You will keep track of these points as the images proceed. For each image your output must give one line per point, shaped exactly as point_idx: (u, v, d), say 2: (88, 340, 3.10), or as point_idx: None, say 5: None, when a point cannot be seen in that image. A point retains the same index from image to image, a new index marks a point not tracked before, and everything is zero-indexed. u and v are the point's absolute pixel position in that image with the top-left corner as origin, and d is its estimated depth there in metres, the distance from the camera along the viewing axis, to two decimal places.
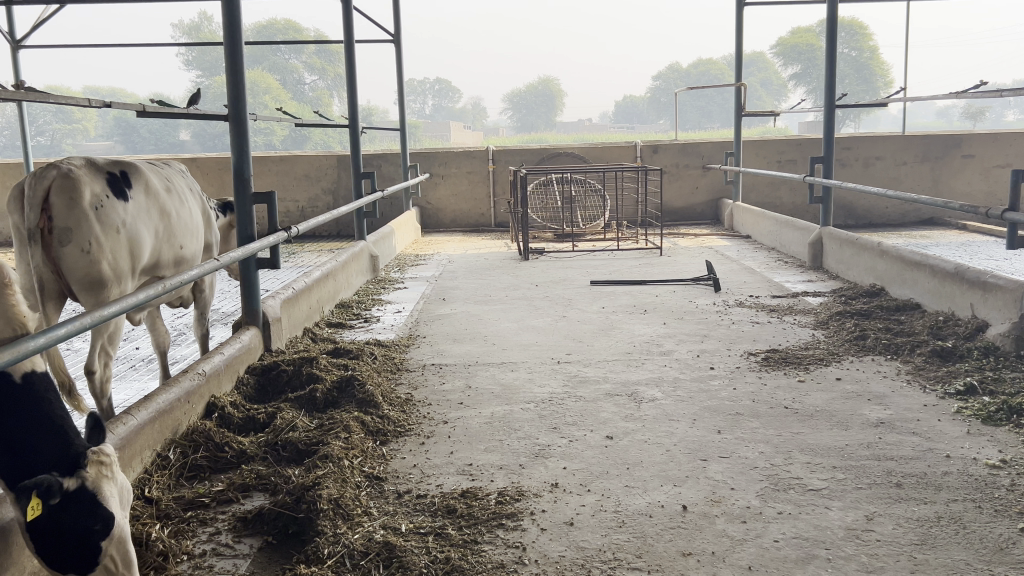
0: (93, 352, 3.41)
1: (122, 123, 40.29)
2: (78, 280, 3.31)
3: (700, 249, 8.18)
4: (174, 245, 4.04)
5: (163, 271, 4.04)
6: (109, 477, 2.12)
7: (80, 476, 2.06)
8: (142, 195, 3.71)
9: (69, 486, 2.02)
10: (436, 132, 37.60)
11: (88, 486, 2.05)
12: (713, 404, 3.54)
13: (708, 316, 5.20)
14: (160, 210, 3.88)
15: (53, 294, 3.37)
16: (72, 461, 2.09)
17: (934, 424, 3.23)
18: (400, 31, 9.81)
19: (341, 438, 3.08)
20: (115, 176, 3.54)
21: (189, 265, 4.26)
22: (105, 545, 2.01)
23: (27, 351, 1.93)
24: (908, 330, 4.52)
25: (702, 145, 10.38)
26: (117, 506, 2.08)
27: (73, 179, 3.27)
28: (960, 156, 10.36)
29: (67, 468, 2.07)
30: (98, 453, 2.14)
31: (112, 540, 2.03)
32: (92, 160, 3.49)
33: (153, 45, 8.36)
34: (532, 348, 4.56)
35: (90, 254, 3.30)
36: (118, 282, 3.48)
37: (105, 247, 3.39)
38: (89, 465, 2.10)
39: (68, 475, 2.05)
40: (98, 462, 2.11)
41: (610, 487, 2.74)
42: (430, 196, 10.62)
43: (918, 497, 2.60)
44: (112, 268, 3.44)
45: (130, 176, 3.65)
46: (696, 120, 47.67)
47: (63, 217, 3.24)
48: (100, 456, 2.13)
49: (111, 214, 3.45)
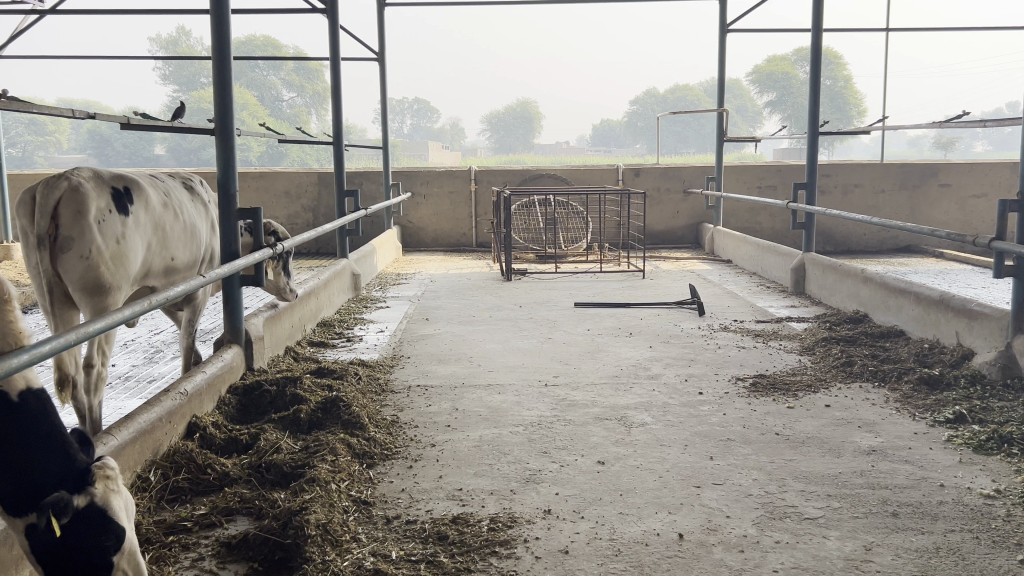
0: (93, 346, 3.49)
1: (97, 136, 39.91)
2: (78, 285, 3.33)
3: (682, 273, 8.20)
4: (164, 257, 3.97)
5: (152, 281, 3.97)
6: (117, 491, 2.04)
7: (89, 492, 1.97)
8: (140, 209, 3.66)
9: (78, 503, 1.95)
10: (414, 152, 37.59)
11: (98, 502, 1.98)
12: (704, 429, 3.51)
13: (693, 340, 5.18)
14: (156, 223, 3.83)
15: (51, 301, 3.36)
16: (79, 476, 2.00)
17: (926, 452, 3.21)
18: (383, 50, 9.79)
19: (328, 461, 3.00)
20: (118, 192, 3.52)
21: (179, 277, 4.18)
22: (117, 559, 1.95)
23: (11, 369, 1.87)
24: (894, 357, 4.53)
25: (683, 169, 10.44)
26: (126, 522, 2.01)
27: (80, 192, 3.30)
28: (936, 185, 10.49)
29: (74, 484, 1.98)
30: (103, 467, 2.05)
31: (124, 553, 1.97)
32: (97, 172, 3.47)
33: (131, 58, 8.25)
34: (519, 370, 4.51)
35: (88, 261, 3.32)
36: (110, 291, 3.45)
37: (102, 256, 3.40)
38: (95, 481, 2.01)
39: (77, 492, 1.97)
40: (104, 478, 2.02)
41: (604, 514, 2.69)
42: (411, 215, 10.57)
43: (915, 527, 2.57)
44: (107, 276, 3.42)
45: (131, 191, 3.62)
46: (672, 145, 48.07)
47: (69, 225, 3.28)
48: (106, 470, 2.04)
49: (110, 226, 3.44)
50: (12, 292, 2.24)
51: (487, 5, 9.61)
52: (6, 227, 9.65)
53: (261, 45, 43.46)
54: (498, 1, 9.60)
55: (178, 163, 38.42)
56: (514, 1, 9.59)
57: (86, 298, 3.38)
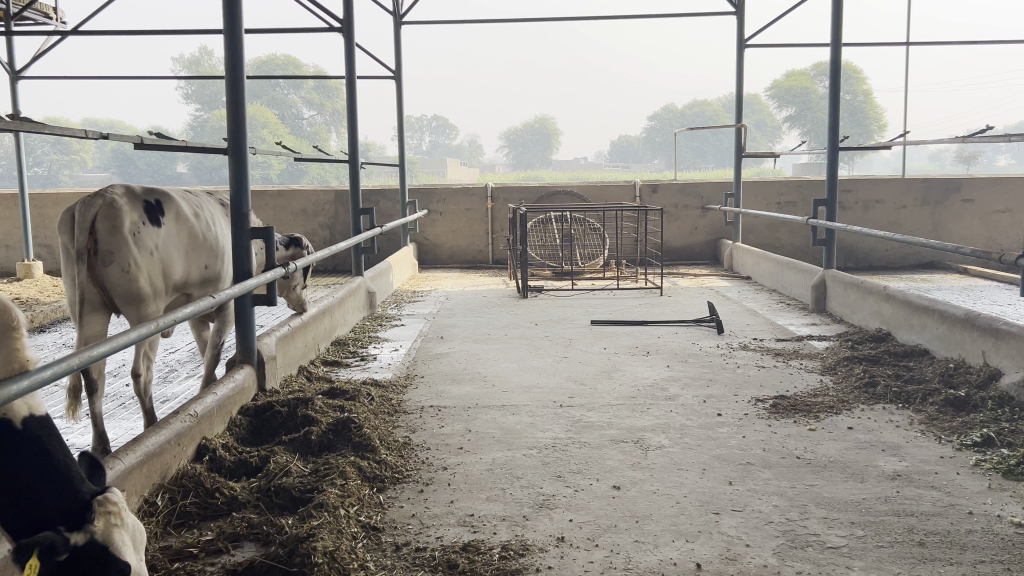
0: (139, 355, 3.92)
1: (119, 154, 40.32)
2: (119, 294, 3.76)
3: (701, 290, 8.11)
4: (199, 266, 4.33)
5: (189, 290, 4.34)
6: (120, 525, 1.96)
7: (88, 530, 1.91)
8: (172, 221, 4.09)
9: (75, 541, 1.88)
10: (433, 169, 37.68)
11: (98, 538, 1.90)
12: (722, 453, 3.42)
13: (712, 359, 5.09)
14: (189, 235, 4.22)
15: (89, 309, 3.77)
16: (80, 511, 1.95)
17: (953, 477, 3.11)
18: (400, 67, 9.79)
19: (337, 485, 2.94)
20: (148, 205, 3.96)
21: (217, 286, 4.50)
22: None
23: (9, 396, 1.82)
24: (919, 377, 4.42)
25: (701, 186, 10.37)
26: (130, 555, 1.94)
27: (114, 208, 3.75)
28: (959, 200, 10.35)
29: (73, 522, 1.92)
30: (104, 502, 1.98)
31: None
32: (129, 189, 3.91)
33: (149, 79, 8.32)
34: (534, 390, 4.43)
35: (128, 273, 3.76)
36: (146, 299, 3.86)
37: (139, 266, 3.83)
38: (95, 517, 1.94)
39: (74, 529, 1.91)
40: (105, 512, 1.96)
41: (620, 543, 2.61)
42: (427, 232, 10.55)
43: (943, 557, 2.48)
44: (143, 285, 3.84)
45: (162, 204, 4.04)
46: (691, 160, 47.93)
47: (106, 239, 3.71)
48: (107, 505, 1.97)
49: (144, 237, 3.88)
50: (20, 318, 2.20)
51: (504, 23, 9.62)
52: (26, 247, 9.70)
53: (282, 64, 43.84)
54: (515, 19, 9.61)
55: (199, 180, 38.62)
56: (531, 18, 9.59)
57: (126, 307, 3.80)
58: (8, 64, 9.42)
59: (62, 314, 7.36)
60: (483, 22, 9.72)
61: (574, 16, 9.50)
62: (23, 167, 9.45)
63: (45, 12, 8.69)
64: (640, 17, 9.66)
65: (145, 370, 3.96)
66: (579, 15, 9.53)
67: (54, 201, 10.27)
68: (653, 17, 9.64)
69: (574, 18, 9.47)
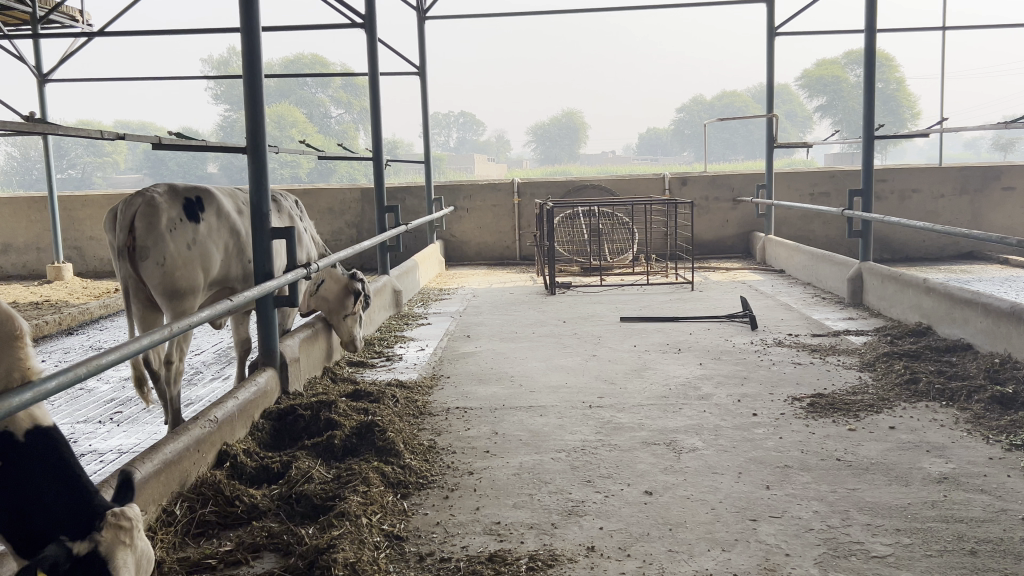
0: (172, 344, 3.93)
1: (151, 155, 40.64)
2: (158, 289, 3.76)
3: (734, 284, 7.94)
4: (242, 262, 4.28)
5: (231, 284, 4.31)
6: (129, 544, 1.90)
7: (93, 539, 1.86)
8: (214, 216, 4.04)
9: (79, 550, 1.83)
10: (461, 164, 37.51)
11: (100, 552, 1.85)
12: (759, 455, 3.29)
13: (746, 356, 4.95)
14: (231, 230, 4.17)
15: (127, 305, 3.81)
16: (90, 522, 1.91)
17: (1004, 480, 2.96)
18: (425, 62, 9.69)
19: (360, 492, 2.85)
20: (190, 202, 3.93)
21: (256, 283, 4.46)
22: None
23: (10, 409, 1.74)
24: (962, 373, 4.25)
25: (732, 177, 10.19)
26: None
27: (153, 205, 3.76)
28: (999, 188, 10.09)
29: (78, 532, 1.88)
30: (118, 515, 1.92)
31: None
32: (172, 186, 3.91)
33: (174, 79, 8.30)
34: (561, 390, 4.33)
35: (164, 267, 3.76)
36: (184, 296, 3.84)
37: (176, 262, 3.81)
38: (104, 529, 1.89)
39: (79, 540, 1.86)
40: (115, 526, 1.90)
41: (653, 552, 2.50)
42: (455, 229, 10.47)
43: (998, 568, 2.33)
44: (180, 280, 3.83)
45: (203, 201, 4.00)
46: (721, 151, 47.53)
47: (143, 236, 3.72)
48: (119, 519, 1.91)
49: (182, 233, 3.86)
50: (23, 328, 2.14)
51: (528, 16, 9.51)
52: (56, 248, 9.77)
53: (310, 63, 43.91)
54: (540, 11, 9.50)
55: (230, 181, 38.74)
56: (557, 10, 9.46)
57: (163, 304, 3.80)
58: (36, 67, 9.48)
59: (90, 316, 7.37)
60: (507, 15, 9.63)
61: (600, 8, 9.36)
62: (52, 169, 9.51)
63: (71, 15, 8.73)
64: (666, 8, 9.49)
65: (177, 358, 3.98)
66: (606, 7, 9.40)
67: (84, 203, 10.32)
68: (681, 7, 9.44)
69: (602, 8, 9.32)
